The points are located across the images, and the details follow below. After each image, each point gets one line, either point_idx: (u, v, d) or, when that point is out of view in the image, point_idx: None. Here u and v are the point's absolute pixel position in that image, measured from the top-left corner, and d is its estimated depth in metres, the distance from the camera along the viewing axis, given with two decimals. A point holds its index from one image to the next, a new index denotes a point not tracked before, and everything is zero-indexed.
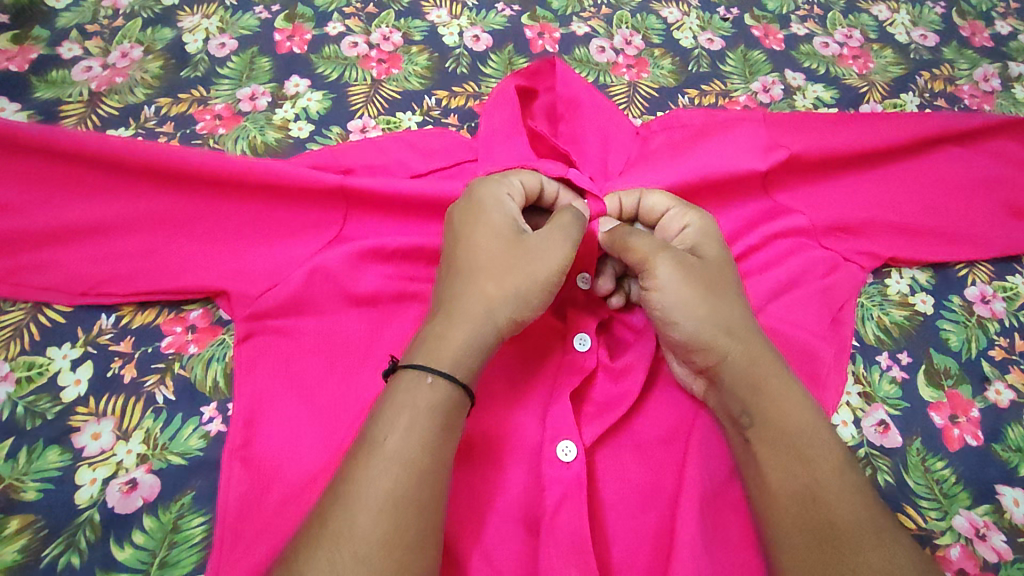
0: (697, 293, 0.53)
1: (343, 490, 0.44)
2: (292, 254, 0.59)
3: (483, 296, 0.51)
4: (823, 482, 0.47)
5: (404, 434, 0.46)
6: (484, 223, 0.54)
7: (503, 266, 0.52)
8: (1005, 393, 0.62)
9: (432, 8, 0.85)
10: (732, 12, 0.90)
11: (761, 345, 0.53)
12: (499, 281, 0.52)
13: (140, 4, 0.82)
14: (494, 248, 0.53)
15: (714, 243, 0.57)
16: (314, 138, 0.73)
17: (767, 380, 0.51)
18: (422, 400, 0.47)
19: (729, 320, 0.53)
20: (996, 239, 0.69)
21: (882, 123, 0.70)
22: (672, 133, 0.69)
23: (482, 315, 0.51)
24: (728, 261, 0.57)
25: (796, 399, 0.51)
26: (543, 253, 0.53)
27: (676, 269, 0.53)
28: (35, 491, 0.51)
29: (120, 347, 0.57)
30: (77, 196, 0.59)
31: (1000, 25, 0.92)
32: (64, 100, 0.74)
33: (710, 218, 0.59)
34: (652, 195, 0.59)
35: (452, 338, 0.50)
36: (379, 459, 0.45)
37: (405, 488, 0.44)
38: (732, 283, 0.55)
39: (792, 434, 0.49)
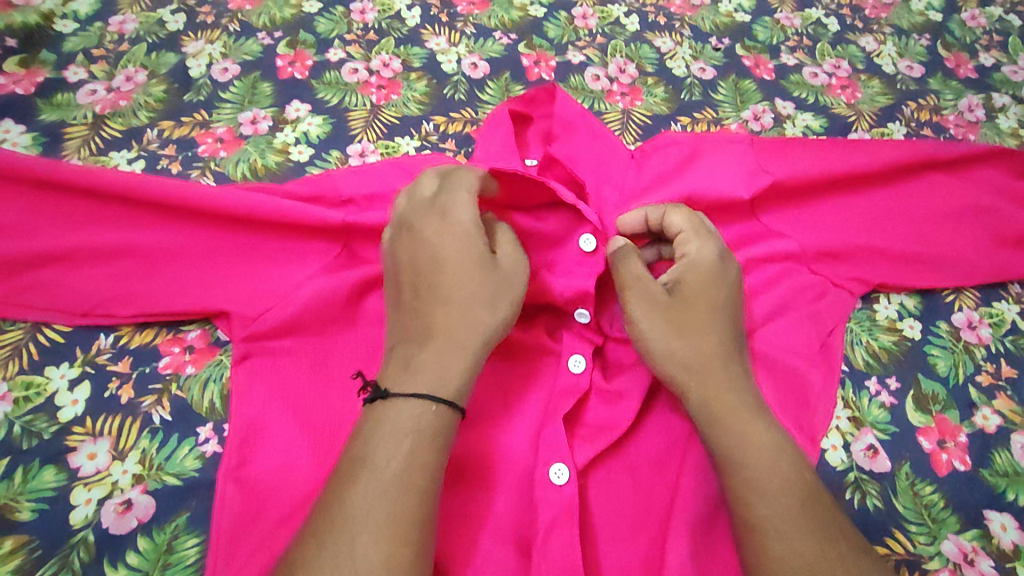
0: (663, 327, 0.54)
1: (343, 510, 0.44)
2: (291, 277, 0.60)
3: (481, 322, 0.53)
4: (785, 516, 0.46)
5: (406, 460, 0.46)
6: (468, 248, 0.55)
7: (492, 290, 0.54)
8: (992, 418, 0.63)
9: (431, 35, 0.88)
10: (723, 42, 0.93)
11: (729, 379, 0.53)
12: (494, 307, 0.54)
13: (145, 29, 0.84)
14: (478, 270, 0.55)
15: (703, 273, 0.57)
16: (314, 162, 0.75)
17: (739, 407, 0.52)
18: (426, 426, 0.48)
19: (694, 355, 0.54)
20: (981, 266, 0.70)
21: (869, 151, 0.72)
22: (666, 154, 0.69)
23: (484, 342, 0.53)
24: (715, 294, 0.56)
25: (759, 431, 0.51)
26: (522, 276, 0.56)
27: (645, 301, 0.55)
28: (30, 511, 0.51)
29: (118, 367, 0.58)
30: (83, 219, 0.60)
31: (984, 57, 0.95)
32: (69, 122, 0.75)
33: (706, 247, 0.58)
34: (675, 213, 0.59)
35: (456, 368, 0.51)
36: (380, 482, 0.45)
37: (406, 511, 0.45)
38: (712, 317, 0.55)
39: (754, 466, 0.49)
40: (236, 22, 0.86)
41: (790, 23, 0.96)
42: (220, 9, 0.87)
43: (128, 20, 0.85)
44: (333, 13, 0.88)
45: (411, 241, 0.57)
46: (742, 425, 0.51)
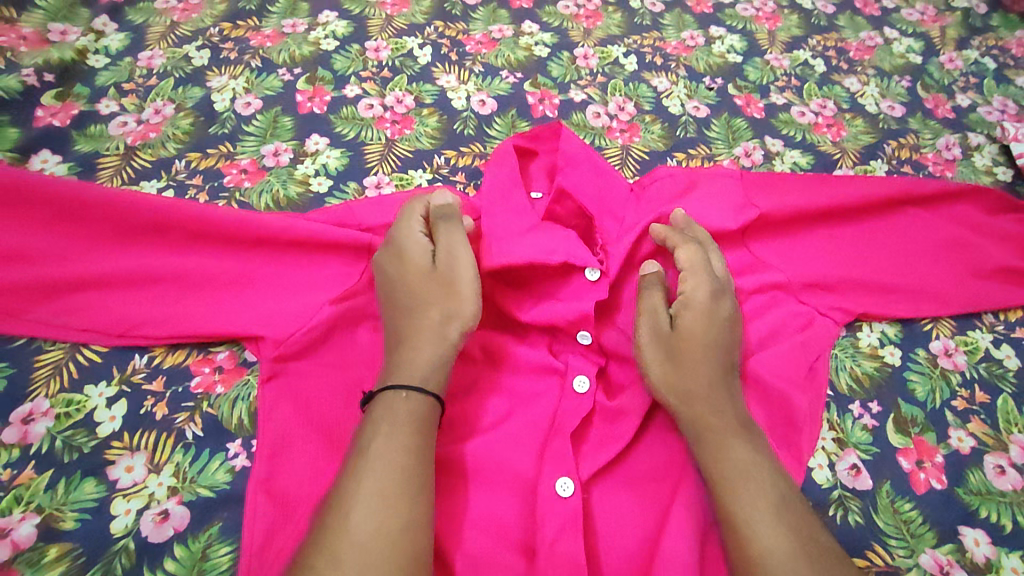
0: (660, 359, 0.61)
1: (337, 494, 0.48)
2: (314, 302, 0.64)
3: (433, 323, 0.58)
4: (758, 517, 0.51)
5: (391, 440, 0.50)
6: (411, 265, 0.61)
7: (438, 296, 0.60)
8: (967, 440, 0.67)
9: (442, 73, 0.93)
10: (716, 81, 0.98)
11: (714, 402, 0.58)
12: (444, 305, 0.59)
13: (173, 65, 0.89)
14: (422, 282, 0.61)
15: (696, 310, 0.62)
16: (332, 193, 0.80)
17: (721, 426, 0.56)
18: (405, 411, 0.52)
19: (685, 382, 0.59)
20: (956, 297, 0.75)
21: (850, 188, 0.77)
22: (663, 184, 0.73)
23: (439, 335, 0.58)
24: (709, 331, 0.62)
25: (738, 444, 0.55)
26: (462, 275, 0.61)
27: (651, 333, 0.62)
28: (73, 520, 0.55)
29: (152, 386, 0.62)
30: (122, 247, 0.64)
31: (961, 98, 1.01)
32: (102, 153, 0.80)
33: (700, 286, 0.64)
34: (682, 253, 0.66)
35: (420, 360, 0.56)
36: (366, 463, 0.49)
37: (392, 485, 0.48)
38: (707, 350, 0.61)
39: (731, 474, 0.54)
40: (257, 58, 0.91)
41: (779, 64, 1.02)
42: (243, 45, 0.93)
43: (156, 56, 0.90)
44: (349, 51, 0.94)
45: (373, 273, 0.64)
46: (723, 440, 0.56)
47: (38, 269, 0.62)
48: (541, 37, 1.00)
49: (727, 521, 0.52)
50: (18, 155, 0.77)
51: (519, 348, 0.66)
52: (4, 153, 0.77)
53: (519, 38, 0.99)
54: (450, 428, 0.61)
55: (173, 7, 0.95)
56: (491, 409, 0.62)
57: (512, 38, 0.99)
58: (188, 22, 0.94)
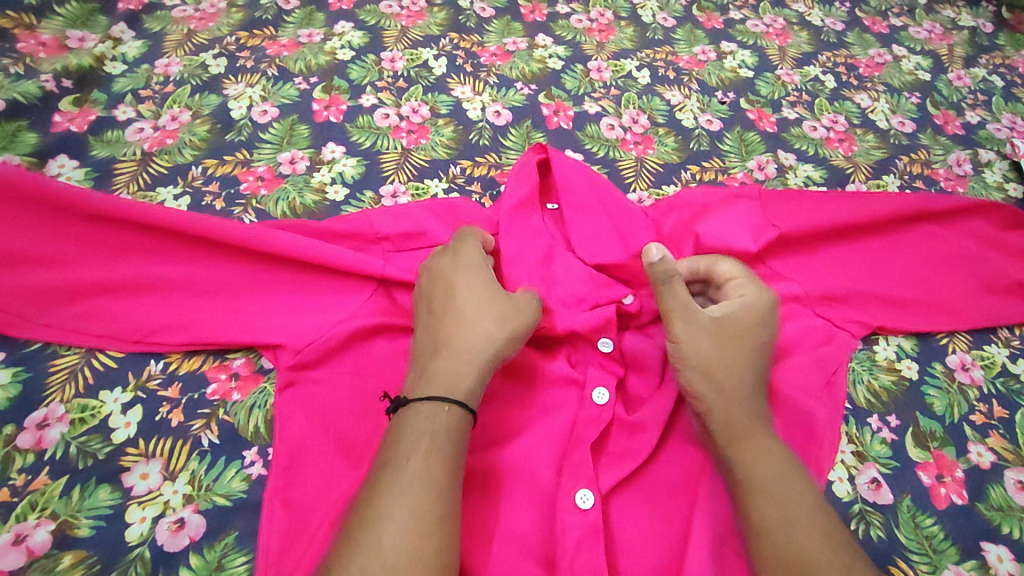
0: (700, 357, 0.59)
1: (369, 510, 0.47)
2: (332, 309, 0.64)
3: (487, 333, 0.58)
4: (793, 526, 0.50)
5: (425, 456, 0.49)
6: (480, 278, 0.62)
7: (499, 308, 0.60)
8: (986, 455, 0.67)
9: (458, 84, 0.94)
10: (728, 95, 0.99)
11: (751, 407, 0.57)
12: (501, 324, 0.59)
13: (189, 72, 0.90)
14: (486, 294, 0.61)
15: (744, 315, 0.62)
16: (349, 201, 0.80)
17: (753, 432, 0.56)
18: (441, 425, 0.51)
19: (726, 381, 0.58)
20: (971, 312, 0.75)
21: (864, 202, 0.78)
22: (681, 211, 0.75)
23: (487, 352, 0.57)
24: (751, 336, 0.62)
25: (772, 450, 0.55)
26: (527, 302, 0.61)
27: (701, 326, 0.60)
28: (88, 528, 0.54)
29: (168, 392, 0.61)
30: (139, 253, 0.64)
31: (970, 115, 1.02)
32: (119, 159, 0.80)
33: (759, 295, 0.64)
34: (726, 264, 0.66)
35: (464, 370, 0.55)
36: (401, 480, 0.48)
37: (427, 505, 0.47)
38: (745, 355, 0.60)
39: (765, 479, 0.53)
40: (274, 67, 0.92)
41: (791, 79, 1.03)
42: (260, 54, 0.93)
43: (173, 63, 0.90)
44: (365, 61, 0.94)
45: (426, 272, 0.63)
46: (757, 446, 0.55)
47: (56, 273, 0.62)
48: (554, 50, 1.01)
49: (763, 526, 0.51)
50: (35, 160, 0.77)
51: (537, 356, 0.65)
52: (22, 157, 0.77)
53: (533, 50, 1.00)
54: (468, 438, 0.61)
55: (190, 16, 0.96)
56: (508, 421, 0.62)
57: (526, 51, 1.00)
58: (206, 30, 0.95)
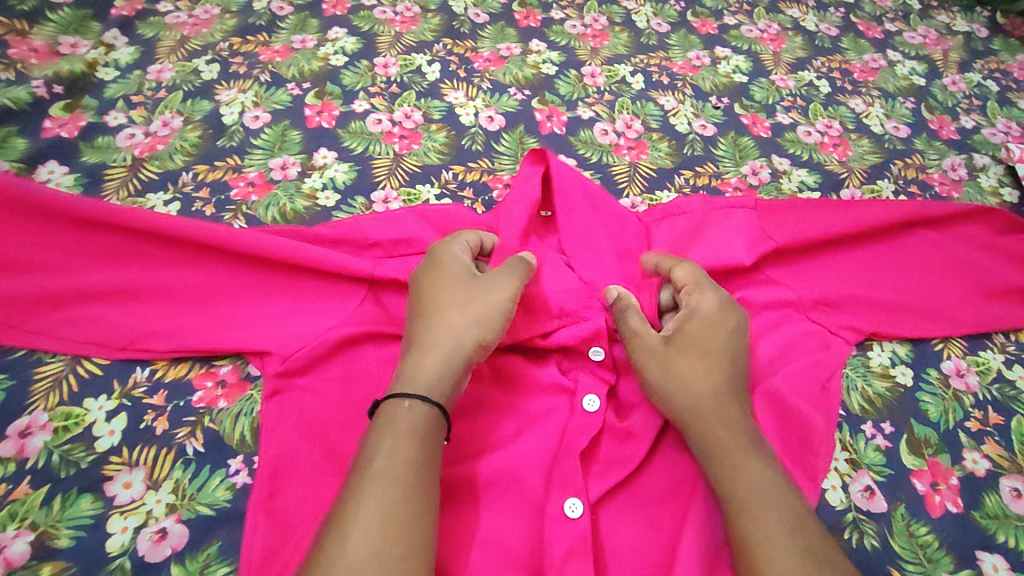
0: (662, 378, 0.59)
1: (338, 514, 0.47)
2: (320, 316, 0.64)
3: (449, 326, 0.57)
4: (775, 542, 0.49)
5: (393, 455, 0.49)
6: (447, 273, 0.61)
7: (462, 301, 0.58)
8: (981, 462, 0.66)
9: (451, 89, 0.93)
10: (723, 100, 0.99)
11: (725, 417, 0.57)
12: (470, 312, 0.58)
13: (182, 78, 0.89)
14: (453, 289, 0.59)
15: (698, 322, 0.61)
16: (340, 207, 0.79)
17: (726, 447, 0.55)
18: (403, 421, 0.51)
19: (693, 398, 0.57)
20: (966, 317, 0.74)
21: (858, 207, 0.77)
22: (674, 222, 0.76)
23: (453, 341, 0.56)
24: (713, 342, 0.60)
25: (753, 462, 0.54)
26: (495, 287, 0.59)
27: (657, 346, 0.60)
28: (68, 538, 0.53)
29: (153, 400, 0.61)
30: (127, 259, 0.64)
31: (965, 120, 1.02)
32: (109, 164, 0.79)
33: (707, 298, 0.63)
34: (680, 270, 0.65)
35: (426, 366, 0.55)
36: (367, 480, 0.48)
37: (392, 503, 0.47)
38: (708, 364, 0.59)
39: (746, 493, 0.52)
40: (267, 73, 0.92)
41: (785, 84, 1.03)
42: (252, 60, 0.93)
43: (165, 69, 0.90)
44: (358, 66, 0.94)
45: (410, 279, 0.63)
46: (730, 462, 0.54)
47: (42, 280, 0.62)
48: (548, 55, 1.00)
49: (750, 544, 0.50)
50: (24, 166, 0.77)
51: (526, 363, 0.65)
52: (11, 163, 0.77)
53: (527, 56, 1.00)
54: (454, 447, 0.60)
55: (183, 22, 0.96)
56: (497, 429, 0.61)
57: (519, 56, 0.99)
58: (198, 36, 0.95)
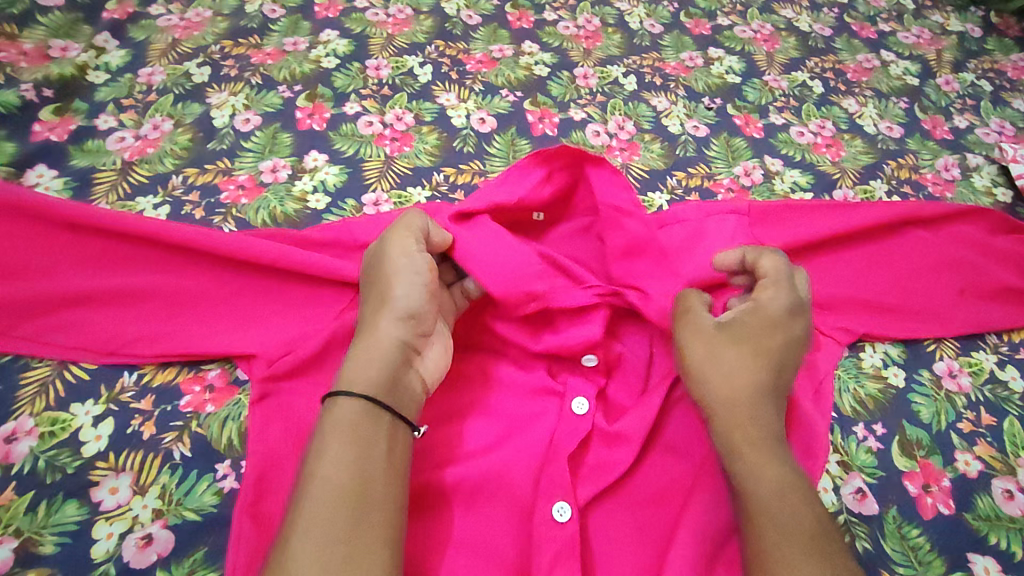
0: (705, 360, 0.58)
1: (283, 525, 0.47)
2: (308, 320, 0.63)
3: (369, 320, 0.57)
4: (786, 539, 0.49)
5: (324, 455, 0.49)
6: (362, 274, 0.61)
7: (374, 291, 0.58)
8: (974, 464, 0.66)
9: (442, 91, 0.93)
10: (715, 101, 0.99)
11: (755, 412, 0.56)
12: (380, 295, 0.57)
13: (173, 81, 0.89)
14: (367, 286, 0.59)
15: (759, 321, 0.59)
16: (330, 210, 0.79)
17: (753, 442, 0.54)
18: (330, 422, 0.51)
19: (729, 388, 0.56)
20: (959, 318, 0.74)
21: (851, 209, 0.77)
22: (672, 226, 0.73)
23: (372, 332, 0.56)
24: (767, 340, 0.58)
25: (772, 457, 0.54)
26: (394, 262, 0.58)
27: (710, 330, 0.59)
28: (53, 544, 0.53)
29: (141, 404, 0.61)
30: (114, 263, 0.64)
31: (958, 119, 1.02)
32: (98, 168, 0.79)
33: (779, 297, 0.59)
34: (767, 261, 0.61)
35: (349, 362, 0.54)
36: (304, 486, 0.48)
37: (327, 505, 0.46)
38: (754, 355, 0.58)
39: (762, 490, 0.52)
40: (258, 75, 0.92)
41: (778, 85, 1.03)
42: (244, 63, 0.93)
43: (156, 72, 0.90)
44: (350, 69, 0.94)
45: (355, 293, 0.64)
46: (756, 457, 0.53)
47: (29, 285, 0.62)
48: (541, 57, 1.00)
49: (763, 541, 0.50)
50: (13, 170, 0.77)
51: (516, 367, 0.65)
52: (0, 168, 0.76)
53: (519, 57, 0.99)
54: (443, 450, 0.60)
55: (175, 25, 0.96)
56: (486, 433, 0.61)
57: (512, 58, 0.99)
58: (190, 39, 0.94)
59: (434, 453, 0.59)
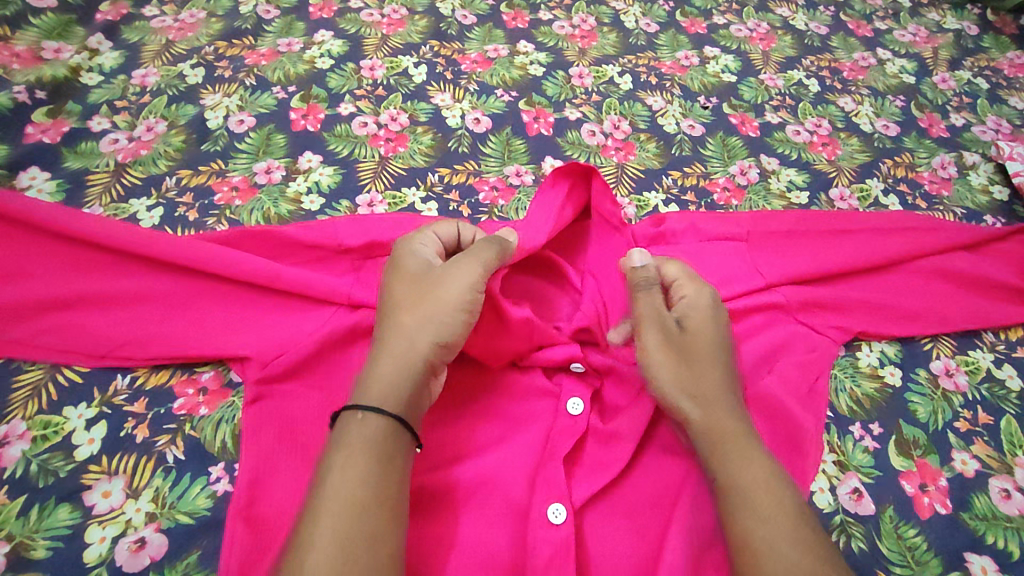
0: (670, 362, 0.58)
1: (296, 537, 0.46)
2: (301, 323, 0.63)
3: (403, 331, 0.56)
4: (773, 531, 0.49)
5: (343, 471, 0.48)
6: (404, 271, 0.59)
7: (416, 302, 0.57)
8: (970, 463, 0.66)
9: (437, 92, 0.93)
10: (711, 100, 0.99)
11: (727, 408, 0.56)
12: (424, 312, 0.56)
13: (167, 82, 0.89)
14: (408, 289, 0.58)
15: (700, 317, 0.61)
16: (324, 211, 0.79)
17: (726, 438, 0.54)
18: (356, 437, 0.50)
19: (700, 385, 0.57)
20: (955, 317, 0.74)
21: (840, 218, 0.78)
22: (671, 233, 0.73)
23: (407, 348, 0.55)
24: (713, 335, 0.60)
25: (756, 457, 0.53)
26: (451, 282, 0.57)
27: (660, 339, 0.59)
28: (45, 549, 0.53)
29: (134, 407, 0.60)
30: (106, 266, 0.63)
31: (955, 117, 1.02)
32: (91, 170, 0.79)
33: (702, 293, 0.62)
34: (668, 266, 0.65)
35: (378, 374, 0.54)
36: (323, 499, 0.47)
37: (349, 524, 0.46)
38: (712, 355, 0.59)
39: (749, 489, 0.51)
40: (252, 76, 0.91)
41: (774, 84, 1.02)
42: (238, 64, 0.92)
43: (150, 74, 0.89)
44: (345, 69, 0.94)
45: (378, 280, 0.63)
46: (731, 453, 0.54)
47: (22, 288, 0.61)
48: (536, 56, 1.00)
49: (751, 533, 0.49)
50: (6, 172, 0.77)
51: (511, 368, 0.65)
52: None
53: (514, 57, 0.99)
54: (437, 451, 0.59)
55: (169, 26, 0.96)
56: (480, 434, 0.61)
57: (507, 58, 0.99)
58: (184, 41, 0.94)
59: (427, 454, 0.59)
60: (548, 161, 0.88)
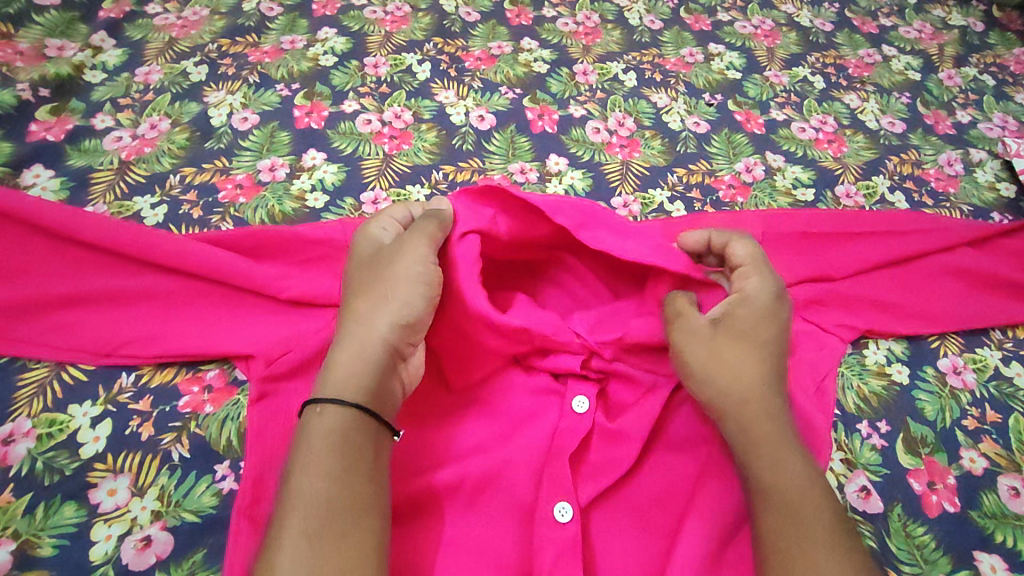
0: (707, 360, 0.57)
1: (267, 537, 0.46)
2: (305, 320, 0.63)
3: (360, 317, 0.56)
4: (801, 538, 0.49)
5: (309, 469, 0.48)
6: (360, 260, 0.60)
7: (371, 287, 0.57)
8: (979, 461, 0.65)
9: (441, 89, 0.93)
10: (716, 97, 0.98)
11: (765, 408, 0.55)
12: (379, 296, 0.56)
13: (170, 80, 0.88)
14: (364, 277, 0.58)
15: (754, 313, 0.59)
16: (329, 208, 0.79)
17: (762, 441, 0.54)
18: (316, 430, 0.50)
19: (737, 384, 0.56)
20: (963, 315, 0.73)
21: (853, 218, 0.77)
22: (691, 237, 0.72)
23: (365, 332, 0.55)
24: (761, 331, 0.58)
25: (790, 464, 0.52)
26: (403, 262, 0.57)
27: (697, 337, 0.57)
28: (51, 547, 0.53)
29: (139, 405, 0.60)
30: (109, 263, 0.63)
31: (961, 114, 1.01)
32: (95, 168, 0.79)
33: (764, 282, 0.60)
34: (737, 246, 0.62)
35: (340, 363, 0.53)
36: (290, 496, 0.47)
37: (316, 520, 0.46)
38: (755, 351, 0.57)
39: (781, 490, 0.51)
40: (255, 74, 0.91)
41: (779, 81, 1.02)
42: (241, 61, 0.92)
43: (153, 72, 0.89)
44: (348, 67, 0.93)
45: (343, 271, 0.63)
46: (764, 457, 0.53)
47: (26, 286, 0.61)
48: (540, 53, 1.00)
49: (779, 538, 0.49)
50: (9, 170, 0.76)
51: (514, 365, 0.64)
52: None
53: (518, 54, 0.99)
54: (444, 450, 0.59)
55: (172, 23, 0.95)
56: (485, 432, 0.61)
57: (511, 55, 0.99)
58: (187, 38, 0.94)
59: (434, 452, 0.59)
60: (553, 159, 0.87)
